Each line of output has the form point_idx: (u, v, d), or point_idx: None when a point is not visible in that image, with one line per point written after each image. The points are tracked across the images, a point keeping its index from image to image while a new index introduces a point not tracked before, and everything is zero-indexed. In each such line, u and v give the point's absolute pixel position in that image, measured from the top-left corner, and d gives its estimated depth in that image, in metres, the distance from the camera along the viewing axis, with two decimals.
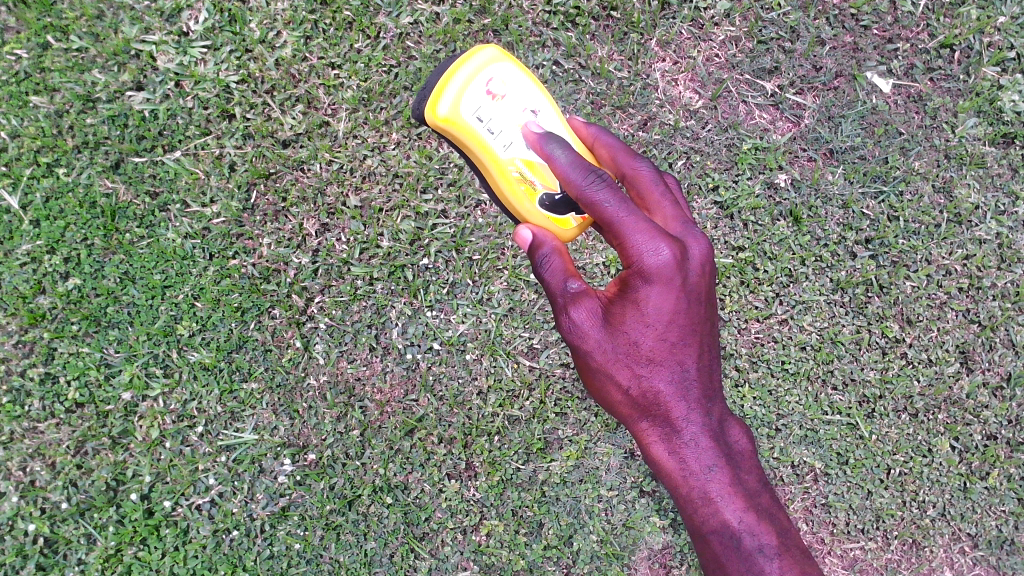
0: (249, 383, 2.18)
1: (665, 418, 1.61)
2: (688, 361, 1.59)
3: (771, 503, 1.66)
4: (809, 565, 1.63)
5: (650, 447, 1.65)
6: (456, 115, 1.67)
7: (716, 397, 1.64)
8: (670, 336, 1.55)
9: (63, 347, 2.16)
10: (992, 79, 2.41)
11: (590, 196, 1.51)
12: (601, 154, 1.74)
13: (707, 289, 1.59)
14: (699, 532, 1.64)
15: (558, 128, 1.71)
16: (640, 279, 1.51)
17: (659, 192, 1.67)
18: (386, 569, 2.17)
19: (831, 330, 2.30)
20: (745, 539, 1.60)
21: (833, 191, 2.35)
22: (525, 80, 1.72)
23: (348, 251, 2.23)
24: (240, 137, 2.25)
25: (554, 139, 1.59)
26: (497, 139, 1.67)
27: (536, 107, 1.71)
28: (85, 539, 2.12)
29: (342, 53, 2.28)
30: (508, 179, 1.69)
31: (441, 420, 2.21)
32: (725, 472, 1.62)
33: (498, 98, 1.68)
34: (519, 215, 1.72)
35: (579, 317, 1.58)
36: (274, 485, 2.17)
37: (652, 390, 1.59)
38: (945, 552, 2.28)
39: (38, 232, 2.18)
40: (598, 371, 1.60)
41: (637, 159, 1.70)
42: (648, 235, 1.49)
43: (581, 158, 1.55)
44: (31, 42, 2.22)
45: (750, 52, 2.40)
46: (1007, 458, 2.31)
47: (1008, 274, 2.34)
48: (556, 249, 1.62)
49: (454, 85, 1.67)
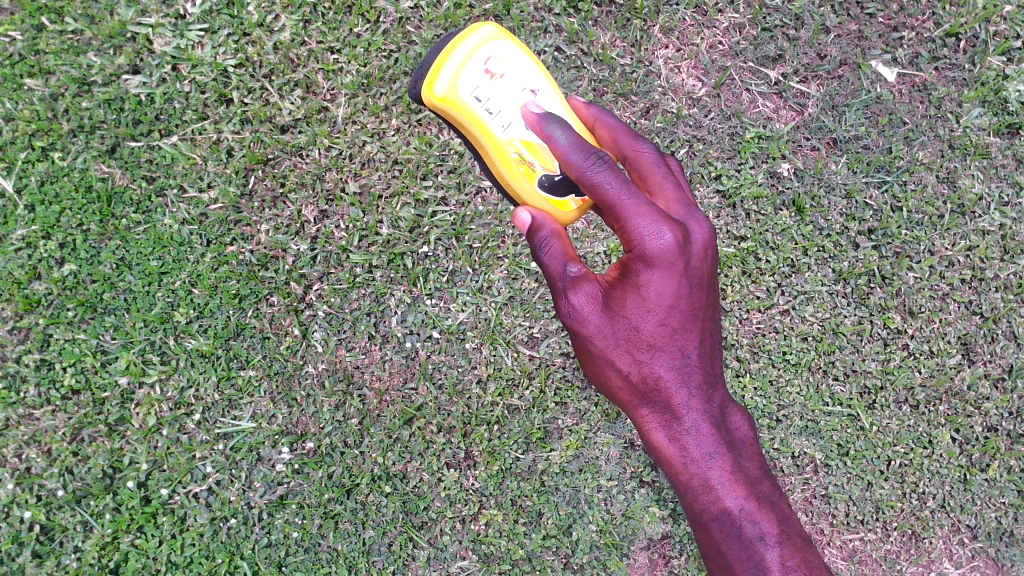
0: (247, 370, 2.17)
1: (665, 404, 1.60)
2: (689, 347, 1.57)
3: (772, 491, 1.65)
4: (811, 555, 1.62)
5: (650, 434, 1.63)
6: (454, 95, 1.64)
7: (717, 384, 1.62)
8: (672, 322, 1.53)
9: (58, 334, 2.14)
10: (997, 68, 2.38)
11: (590, 178, 1.49)
12: (602, 135, 1.72)
13: (710, 274, 1.57)
14: (698, 519, 1.62)
15: (558, 109, 1.69)
16: (642, 263, 1.49)
17: (661, 174, 1.64)
18: (385, 558, 2.16)
19: (833, 321, 2.28)
20: (745, 527, 1.58)
21: (836, 181, 2.33)
22: (524, 58, 1.69)
23: (347, 239, 2.21)
24: (238, 122, 2.22)
25: (554, 119, 1.56)
26: (496, 120, 1.65)
27: (535, 86, 1.68)
28: (81, 527, 2.10)
29: (342, 38, 2.25)
30: (507, 160, 1.67)
31: (440, 409, 2.20)
32: (726, 458, 1.61)
33: (497, 78, 1.66)
34: (517, 196, 1.70)
35: (579, 302, 1.56)
36: (271, 474, 2.15)
37: (653, 375, 1.57)
38: (944, 543, 2.28)
39: (33, 218, 2.16)
40: (597, 356, 1.59)
41: (639, 141, 1.67)
42: (650, 218, 1.47)
43: (582, 139, 1.52)
44: (25, 24, 2.18)
45: (754, 39, 2.37)
46: (1008, 450, 2.30)
47: (1011, 265, 2.32)
48: (555, 232, 1.60)
49: (452, 64, 1.64)
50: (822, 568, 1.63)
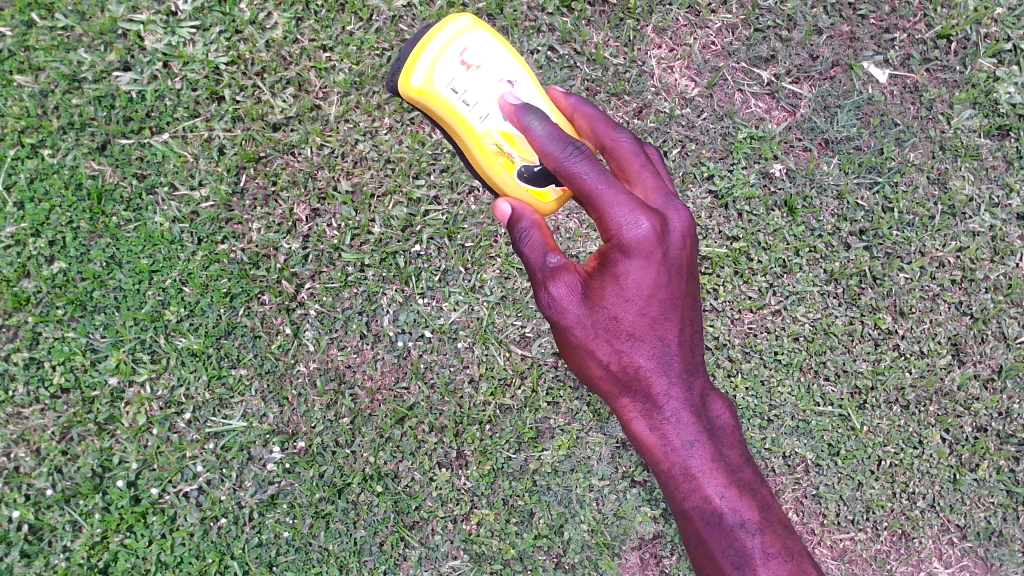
0: (238, 369, 2.16)
1: (646, 394, 1.60)
2: (669, 336, 1.57)
3: (753, 478, 1.65)
4: (793, 541, 1.62)
5: (631, 423, 1.63)
6: (430, 87, 1.63)
7: (698, 372, 1.62)
8: (651, 311, 1.53)
9: (48, 332, 2.12)
10: (988, 70, 2.39)
11: (568, 168, 1.49)
12: (581, 125, 1.70)
13: (688, 263, 1.57)
14: (680, 508, 1.62)
15: (536, 100, 1.69)
16: (620, 253, 1.48)
17: (640, 163, 1.63)
18: (376, 558, 2.15)
19: (824, 321, 2.29)
20: (727, 515, 1.58)
21: (828, 182, 2.34)
22: (501, 48, 1.69)
23: (339, 237, 2.20)
24: (229, 120, 2.21)
25: (531, 110, 1.56)
26: (473, 111, 1.64)
27: (513, 77, 1.68)
28: (70, 526, 2.09)
29: (334, 36, 2.24)
30: (485, 152, 1.65)
31: (432, 409, 2.19)
32: (707, 447, 1.61)
33: (474, 69, 1.65)
34: (497, 188, 1.69)
35: (559, 292, 1.55)
36: (262, 473, 2.14)
37: (633, 365, 1.57)
38: (933, 543, 2.29)
39: (22, 215, 2.14)
40: (578, 346, 1.59)
41: (617, 131, 1.66)
42: (627, 208, 1.46)
43: (560, 130, 1.52)
44: (14, 20, 2.17)
45: (746, 39, 2.38)
46: (997, 450, 2.31)
47: (1002, 266, 2.34)
48: (535, 223, 1.59)
49: (428, 55, 1.63)
50: (805, 554, 1.63)
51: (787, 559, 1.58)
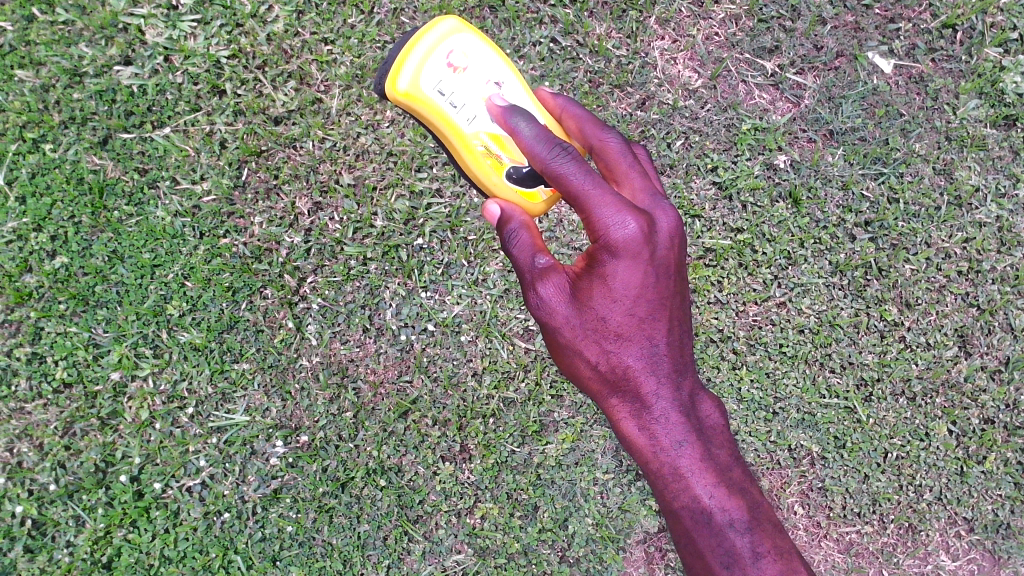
0: (240, 363, 2.15)
1: (634, 394, 1.58)
2: (657, 336, 1.56)
3: (743, 477, 1.62)
4: (783, 540, 1.59)
5: (621, 423, 1.61)
6: (417, 90, 1.61)
7: (687, 372, 1.61)
8: (639, 311, 1.52)
9: (51, 327, 2.12)
10: (994, 60, 2.37)
11: (555, 169, 1.47)
12: (570, 126, 1.68)
13: (677, 263, 1.55)
14: (670, 508, 1.60)
15: (523, 101, 1.67)
16: (607, 254, 1.47)
17: (628, 164, 1.60)
18: (379, 551, 2.15)
19: (830, 313, 2.28)
20: (716, 514, 1.56)
21: (833, 172, 2.32)
22: (488, 50, 1.67)
23: (341, 231, 2.19)
24: (230, 113, 2.20)
25: (518, 112, 1.55)
26: (460, 113, 1.63)
27: (500, 79, 1.66)
28: (73, 521, 2.08)
29: (336, 29, 2.23)
30: (473, 154, 1.64)
31: (435, 402, 2.19)
32: (696, 446, 1.59)
33: (460, 71, 1.64)
34: (486, 189, 1.67)
35: (547, 293, 1.54)
36: (265, 468, 2.14)
37: (621, 365, 1.56)
38: (941, 535, 2.27)
39: (24, 210, 2.14)
40: (567, 347, 1.57)
41: (605, 131, 1.63)
42: (614, 208, 1.45)
43: (547, 131, 1.51)
44: (15, 15, 2.16)
45: (750, 30, 2.36)
46: (1005, 442, 2.29)
47: (1008, 257, 2.32)
48: (524, 224, 1.57)
49: (414, 58, 1.61)
50: (796, 554, 1.59)
51: (777, 559, 1.55)
